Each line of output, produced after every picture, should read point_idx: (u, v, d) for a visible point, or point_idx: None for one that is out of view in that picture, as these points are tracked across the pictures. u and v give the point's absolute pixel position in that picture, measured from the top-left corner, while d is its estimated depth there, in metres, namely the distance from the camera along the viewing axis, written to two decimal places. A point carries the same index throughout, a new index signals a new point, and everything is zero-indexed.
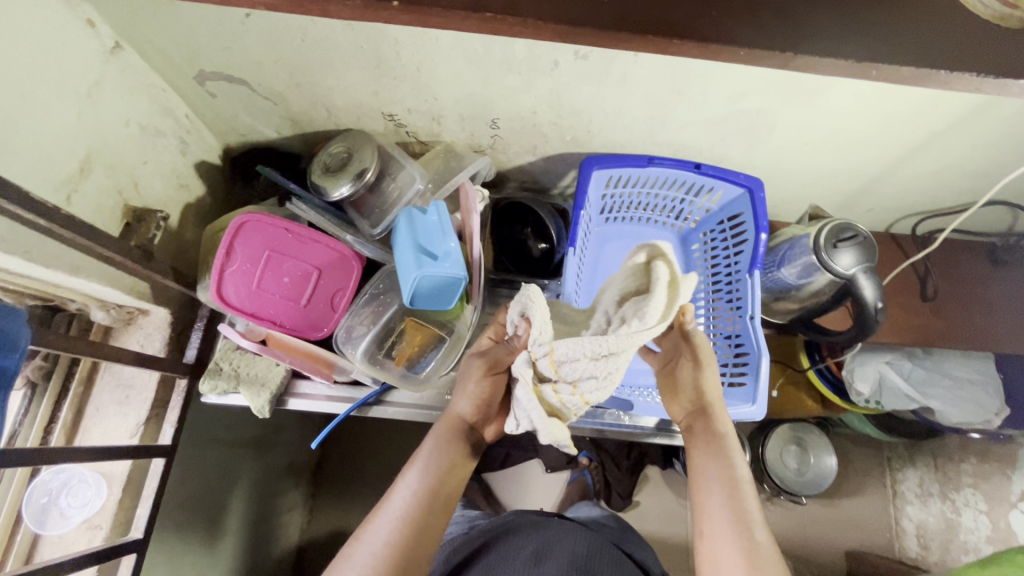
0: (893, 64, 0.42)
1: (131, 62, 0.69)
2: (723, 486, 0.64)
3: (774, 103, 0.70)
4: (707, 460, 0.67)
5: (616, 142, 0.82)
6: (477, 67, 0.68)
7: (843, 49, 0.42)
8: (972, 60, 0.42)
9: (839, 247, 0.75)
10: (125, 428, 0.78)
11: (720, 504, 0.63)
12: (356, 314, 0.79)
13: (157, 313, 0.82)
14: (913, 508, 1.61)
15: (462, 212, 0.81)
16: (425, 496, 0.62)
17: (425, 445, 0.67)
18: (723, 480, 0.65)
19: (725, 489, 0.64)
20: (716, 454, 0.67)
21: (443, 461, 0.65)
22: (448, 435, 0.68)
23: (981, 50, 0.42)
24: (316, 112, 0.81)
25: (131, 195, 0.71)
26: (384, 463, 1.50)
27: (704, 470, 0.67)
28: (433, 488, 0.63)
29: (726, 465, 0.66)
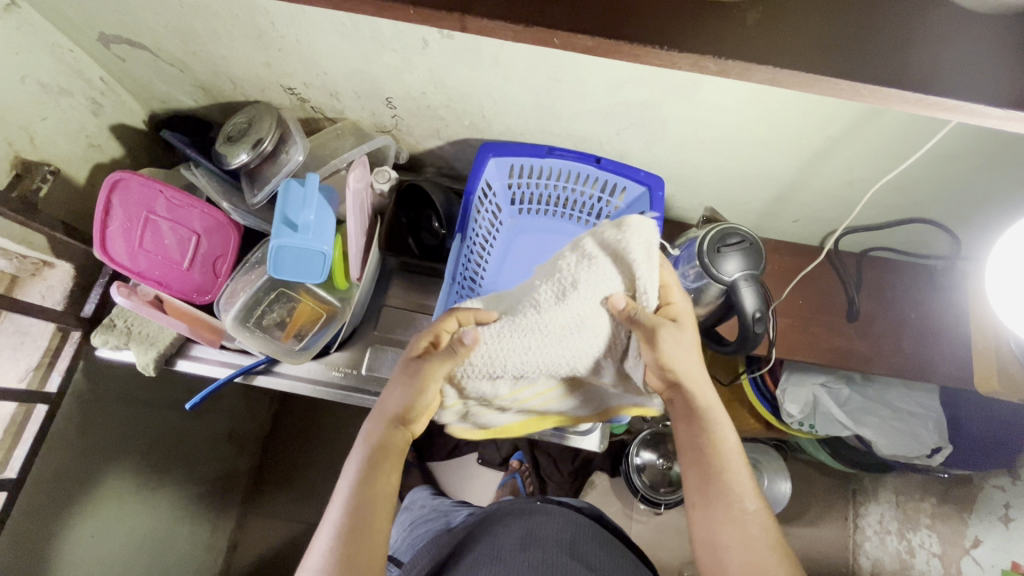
0: (609, 37, 0.37)
1: (29, 20, 0.71)
2: (706, 466, 0.63)
3: (653, 96, 0.67)
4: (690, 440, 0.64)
5: (515, 130, 0.81)
6: (351, 42, 0.67)
7: (553, 18, 0.38)
8: (720, 40, 0.36)
9: (723, 251, 0.71)
10: (16, 372, 0.81)
11: (705, 487, 0.62)
12: (241, 280, 0.81)
13: (61, 266, 0.85)
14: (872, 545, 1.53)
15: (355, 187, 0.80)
16: (359, 498, 0.59)
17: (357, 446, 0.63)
18: (705, 461, 0.63)
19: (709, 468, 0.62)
20: (698, 432, 0.64)
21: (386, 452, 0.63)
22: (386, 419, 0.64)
23: (735, 37, 0.37)
24: (222, 81, 0.83)
25: (24, 148, 0.74)
26: (324, 439, 1.52)
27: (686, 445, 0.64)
28: (376, 493, 0.60)
29: (712, 446, 0.63)
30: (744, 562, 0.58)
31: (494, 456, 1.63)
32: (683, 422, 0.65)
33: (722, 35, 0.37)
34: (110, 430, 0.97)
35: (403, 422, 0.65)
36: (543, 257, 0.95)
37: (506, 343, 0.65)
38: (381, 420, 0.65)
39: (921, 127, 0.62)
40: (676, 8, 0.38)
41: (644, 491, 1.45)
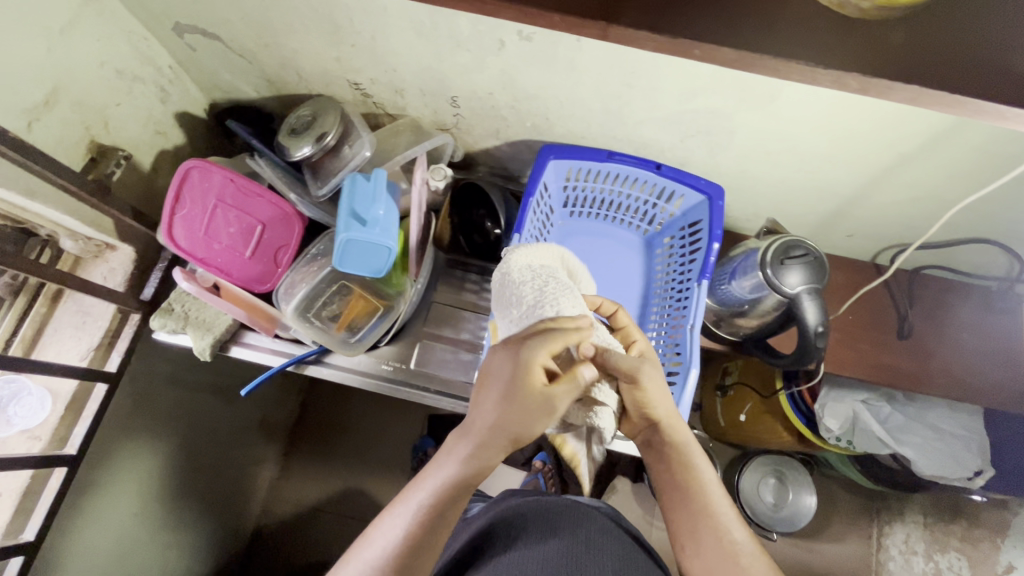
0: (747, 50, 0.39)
1: (111, 8, 0.73)
2: (689, 506, 0.63)
3: (726, 105, 0.67)
4: (673, 482, 0.64)
5: (576, 133, 0.81)
6: (426, 40, 0.68)
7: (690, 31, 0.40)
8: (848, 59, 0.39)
9: (786, 264, 0.71)
10: (77, 350, 0.83)
11: (690, 524, 0.62)
12: (302, 270, 0.82)
13: (122, 249, 0.87)
14: (895, 564, 1.51)
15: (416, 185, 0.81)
16: (421, 524, 0.55)
17: (434, 470, 0.57)
18: (687, 502, 0.63)
19: (688, 505, 0.63)
20: (682, 475, 0.64)
21: (463, 485, 0.56)
22: (471, 453, 0.56)
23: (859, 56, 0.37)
24: (287, 74, 0.83)
25: (99, 132, 0.75)
26: (352, 430, 1.54)
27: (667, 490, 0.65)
28: (448, 516, 0.56)
29: (688, 482, 0.63)
30: None
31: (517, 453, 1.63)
32: (669, 467, 0.65)
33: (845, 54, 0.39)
34: (159, 411, 0.99)
35: (489, 458, 0.57)
36: (591, 262, 0.95)
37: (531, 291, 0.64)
38: (466, 451, 0.56)
39: (1002, 146, 0.62)
40: (784, 34, 0.40)
41: None
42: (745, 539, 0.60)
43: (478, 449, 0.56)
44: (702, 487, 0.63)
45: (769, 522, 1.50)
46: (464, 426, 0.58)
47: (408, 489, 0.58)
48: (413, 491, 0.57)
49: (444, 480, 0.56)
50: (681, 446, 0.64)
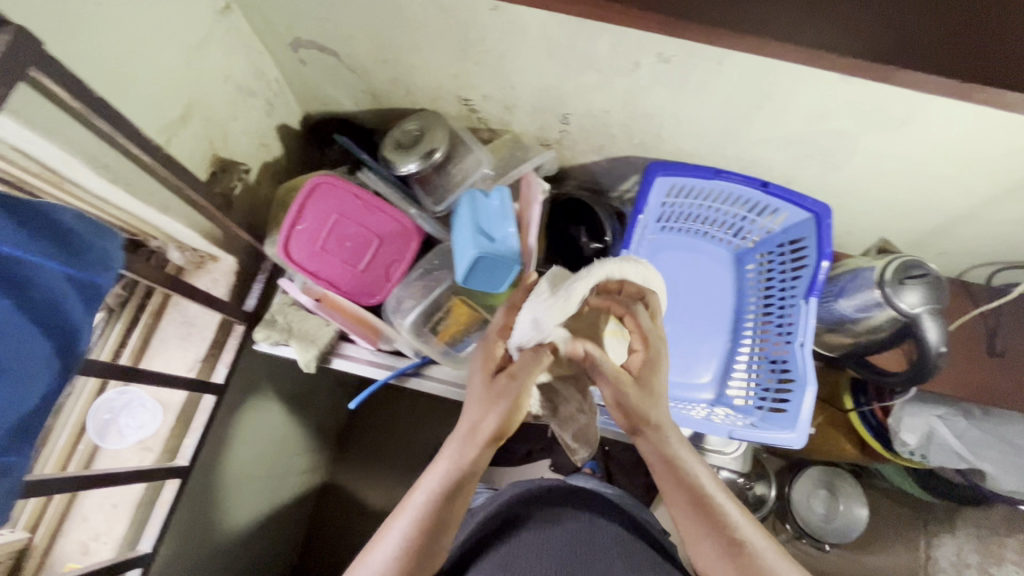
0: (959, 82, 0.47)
1: (237, 24, 0.74)
2: (697, 510, 0.60)
3: (856, 127, 0.68)
4: (676, 487, 0.62)
5: (684, 150, 0.82)
6: (558, 60, 0.69)
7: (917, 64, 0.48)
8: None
9: (905, 283, 0.72)
10: (184, 361, 0.83)
11: (696, 523, 0.59)
12: (411, 286, 0.83)
13: (224, 260, 0.87)
14: None
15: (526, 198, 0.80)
16: (424, 523, 0.57)
17: (438, 467, 0.60)
18: (693, 500, 0.60)
19: (695, 507, 0.60)
20: (687, 482, 0.61)
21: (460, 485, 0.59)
22: (459, 455, 0.60)
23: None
24: (395, 89, 0.84)
25: (220, 146, 0.76)
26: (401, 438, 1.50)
27: (669, 492, 0.62)
28: (450, 512, 0.58)
29: (693, 482, 0.61)
30: None
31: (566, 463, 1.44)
32: (668, 472, 0.62)
33: None
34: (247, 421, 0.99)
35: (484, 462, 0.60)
36: (683, 276, 0.96)
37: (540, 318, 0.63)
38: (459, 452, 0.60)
39: None
40: None
41: None
42: (756, 538, 0.58)
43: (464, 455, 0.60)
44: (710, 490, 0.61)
45: (820, 532, 1.49)
46: (466, 427, 0.61)
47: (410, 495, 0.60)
48: (417, 491, 0.60)
49: (444, 479, 0.59)
50: (675, 452, 0.63)
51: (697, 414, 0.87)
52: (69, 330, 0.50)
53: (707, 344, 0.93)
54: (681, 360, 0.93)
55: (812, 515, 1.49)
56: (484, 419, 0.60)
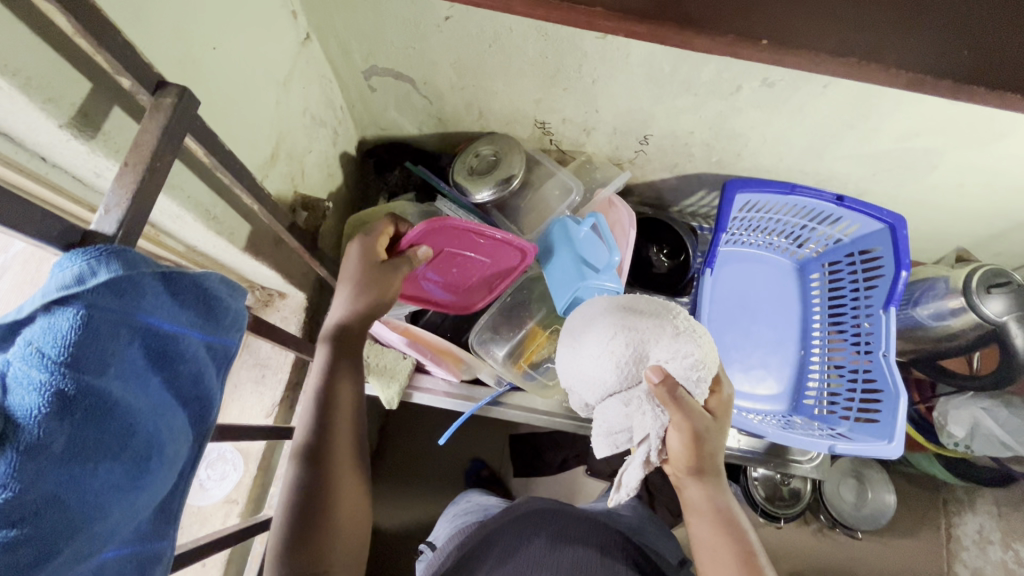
0: None
1: (314, 54, 0.70)
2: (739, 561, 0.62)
3: (945, 143, 0.69)
4: (718, 534, 0.64)
5: (761, 167, 0.82)
6: (654, 84, 0.68)
7: None
8: None
9: (991, 292, 0.74)
10: (260, 407, 0.80)
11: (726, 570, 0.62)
12: (493, 317, 0.82)
13: (293, 297, 0.84)
14: (969, 554, 1.53)
15: (620, 224, 0.79)
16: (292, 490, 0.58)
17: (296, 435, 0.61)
18: (740, 554, 0.62)
19: (741, 561, 0.62)
20: (728, 531, 0.63)
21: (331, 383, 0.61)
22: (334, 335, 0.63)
23: None
24: (467, 113, 0.82)
25: (298, 182, 0.73)
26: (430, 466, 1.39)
27: (714, 541, 0.63)
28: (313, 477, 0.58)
29: (737, 534, 0.63)
30: None
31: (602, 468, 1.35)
32: (710, 521, 0.64)
33: None
34: None
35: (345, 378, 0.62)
36: (749, 288, 0.97)
37: (657, 351, 0.59)
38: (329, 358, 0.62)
39: None
40: None
41: (763, 505, 1.43)
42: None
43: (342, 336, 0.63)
44: (743, 533, 0.64)
45: (853, 520, 1.52)
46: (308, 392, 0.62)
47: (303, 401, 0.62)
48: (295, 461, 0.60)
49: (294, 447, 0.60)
50: (719, 503, 0.64)
51: (777, 424, 0.88)
52: (203, 399, 0.45)
53: (781, 355, 0.94)
54: (757, 372, 0.93)
55: (841, 502, 1.52)
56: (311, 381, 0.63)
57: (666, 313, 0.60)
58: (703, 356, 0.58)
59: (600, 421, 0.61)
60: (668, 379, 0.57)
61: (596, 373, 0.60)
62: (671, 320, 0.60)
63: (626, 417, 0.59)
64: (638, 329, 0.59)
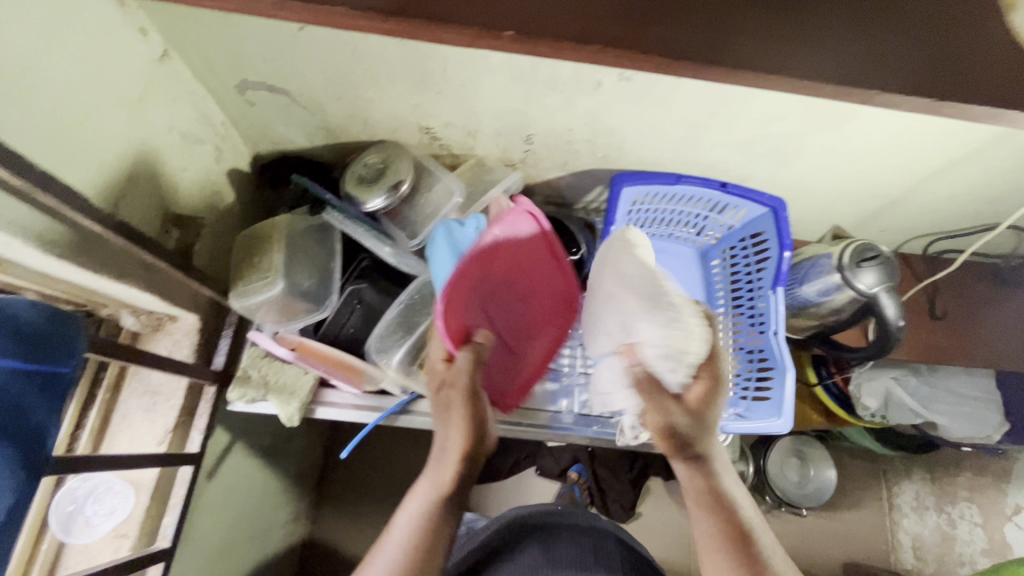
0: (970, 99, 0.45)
1: (176, 69, 0.69)
2: (739, 544, 0.56)
3: (803, 127, 0.72)
4: (711, 513, 0.59)
5: (646, 160, 0.84)
6: (520, 84, 0.69)
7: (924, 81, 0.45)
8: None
9: (862, 266, 0.78)
10: (152, 435, 0.77)
11: (725, 553, 0.56)
12: (394, 323, 0.79)
13: (185, 319, 0.81)
14: (910, 521, 1.57)
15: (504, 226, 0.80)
16: (422, 535, 0.58)
17: (420, 484, 0.62)
18: (734, 535, 0.56)
19: (733, 539, 0.56)
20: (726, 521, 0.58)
21: (445, 503, 0.60)
22: (458, 455, 0.62)
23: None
24: (352, 123, 0.82)
25: (170, 201, 0.72)
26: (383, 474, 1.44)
27: (705, 525, 0.59)
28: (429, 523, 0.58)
29: (739, 519, 0.58)
30: None
31: (553, 467, 1.35)
32: (703, 511, 0.59)
33: None
34: None
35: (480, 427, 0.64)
36: None
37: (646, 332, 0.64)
38: (449, 479, 0.61)
39: None
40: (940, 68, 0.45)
41: None
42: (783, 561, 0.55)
43: (465, 453, 0.63)
44: (747, 526, 0.58)
45: (799, 499, 1.54)
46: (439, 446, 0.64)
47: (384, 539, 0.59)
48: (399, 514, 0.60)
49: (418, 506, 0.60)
50: (705, 485, 0.60)
51: None
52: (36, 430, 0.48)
53: None
54: None
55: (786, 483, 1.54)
56: (452, 435, 0.63)
57: (659, 291, 0.63)
58: (684, 344, 0.61)
59: (597, 379, 0.77)
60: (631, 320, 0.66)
61: (603, 340, 0.74)
62: (661, 299, 0.63)
63: (614, 384, 0.72)
64: (625, 307, 0.67)
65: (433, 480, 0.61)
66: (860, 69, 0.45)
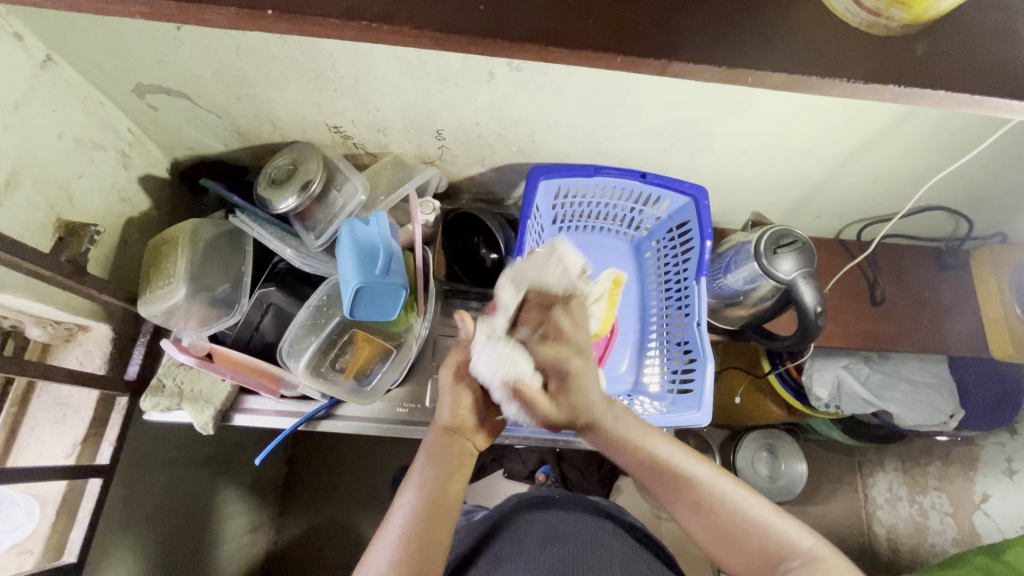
0: (810, 70, 0.32)
1: (63, 76, 0.68)
2: (661, 471, 0.62)
3: (706, 112, 0.71)
4: (638, 451, 0.63)
5: (561, 152, 0.83)
6: (413, 78, 0.68)
7: (787, 57, 0.33)
8: (932, 49, 0.33)
9: (779, 252, 0.76)
10: (61, 448, 0.76)
11: (658, 480, 0.62)
12: (304, 326, 0.78)
13: (96, 329, 0.80)
14: (884, 513, 1.47)
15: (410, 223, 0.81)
16: (422, 511, 0.61)
17: (416, 463, 0.66)
18: (658, 465, 0.62)
19: (657, 468, 0.62)
20: (674, 481, 0.61)
21: (433, 491, 0.62)
22: (443, 455, 0.66)
23: (930, 44, 0.34)
24: (261, 124, 0.81)
25: (65, 209, 0.71)
26: (327, 483, 1.36)
27: (638, 467, 0.63)
28: (434, 498, 0.62)
29: (659, 454, 0.62)
30: (722, 534, 0.59)
31: (519, 469, 1.30)
32: (651, 475, 0.62)
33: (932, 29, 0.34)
34: (152, 496, 0.90)
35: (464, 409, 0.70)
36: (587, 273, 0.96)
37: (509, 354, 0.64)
38: (430, 475, 0.64)
39: (953, 123, 0.69)
40: (818, 39, 0.33)
41: None
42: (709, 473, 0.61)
43: (448, 454, 0.66)
44: (693, 482, 0.60)
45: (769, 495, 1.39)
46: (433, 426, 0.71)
47: (384, 532, 0.60)
48: (398, 501, 0.63)
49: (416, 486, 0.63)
50: (651, 453, 0.62)
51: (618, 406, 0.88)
52: None
53: (617, 334, 0.93)
54: None
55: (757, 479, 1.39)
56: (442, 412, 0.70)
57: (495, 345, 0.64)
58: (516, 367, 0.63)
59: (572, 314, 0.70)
60: (547, 278, 0.67)
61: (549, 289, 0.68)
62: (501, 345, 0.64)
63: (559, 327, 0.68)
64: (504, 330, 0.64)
65: (419, 477, 0.64)
66: (709, 31, 0.33)
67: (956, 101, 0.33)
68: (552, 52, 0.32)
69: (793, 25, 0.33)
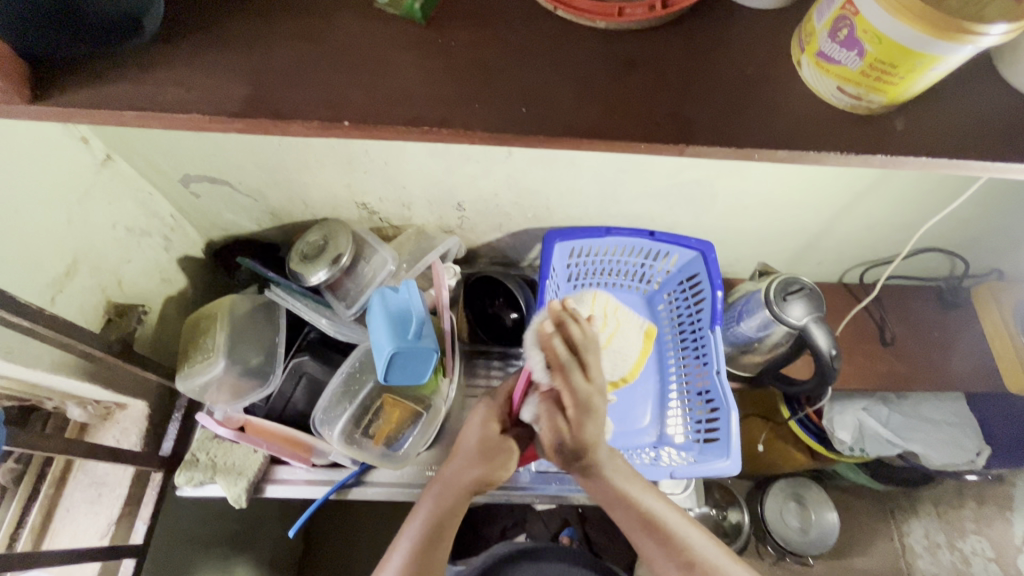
0: (805, 148, 0.37)
1: (120, 172, 0.75)
2: (648, 535, 0.61)
3: (708, 176, 0.77)
4: (632, 508, 0.61)
5: (574, 216, 0.89)
6: (439, 158, 0.74)
7: (785, 135, 0.38)
8: (902, 119, 0.39)
9: (788, 299, 0.80)
10: (96, 528, 0.76)
11: (645, 540, 0.61)
12: (338, 393, 0.81)
13: (134, 407, 0.82)
14: (924, 562, 1.36)
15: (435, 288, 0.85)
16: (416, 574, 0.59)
17: (419, 514, 0.62)
18: (641, 523, 0.61)
19: (643, 527, 0.61)
20: (666, 540, 0.60)
21: (427, 553, 0.60)
22: (442, 515, 0.62)
23: (904, 116, 0.39)
24: (294, 205, 0.87)
25: (114, 292, 0.76)
26: (341, 562, 1.29)
27: (620, 520, 0.62)
28: (432, 559, 0.60)
29: (648, 516, 0.61)
30: None
31: (542, 532, 1.24)
32: (644, 534, 0.61)
33: (905, 104, 0.39)
34: None
35: (460, 474, 0.63)
36: None
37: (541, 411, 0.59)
38: (424, 538, 0.61)
39: (934, 177, 0.75)
40: (814, 120, 0.38)
41: None
42: (700, 543, 0.61)
43: (448, 513, 0.62)
44: (684, 544, 0.60)
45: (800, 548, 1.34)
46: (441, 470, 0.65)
47: None
48: (394, 552, 0.61)
49: (415, 541, 0.61)
50: (648, 510, 0.61)
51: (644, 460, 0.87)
52: None
53: (638, 386, 0.94)
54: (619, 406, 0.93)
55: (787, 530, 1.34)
56: (454, 465, 0.64)
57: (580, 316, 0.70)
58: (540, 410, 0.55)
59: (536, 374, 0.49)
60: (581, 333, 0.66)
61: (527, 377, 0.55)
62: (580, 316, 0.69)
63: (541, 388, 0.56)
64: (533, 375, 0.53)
65: (413, 534, 0.61)
66: (721, 115, 0.38)
67: (935, 164, 0.38)
68: (583, 143, 0.37)
69: (787, 111, 0.39)
